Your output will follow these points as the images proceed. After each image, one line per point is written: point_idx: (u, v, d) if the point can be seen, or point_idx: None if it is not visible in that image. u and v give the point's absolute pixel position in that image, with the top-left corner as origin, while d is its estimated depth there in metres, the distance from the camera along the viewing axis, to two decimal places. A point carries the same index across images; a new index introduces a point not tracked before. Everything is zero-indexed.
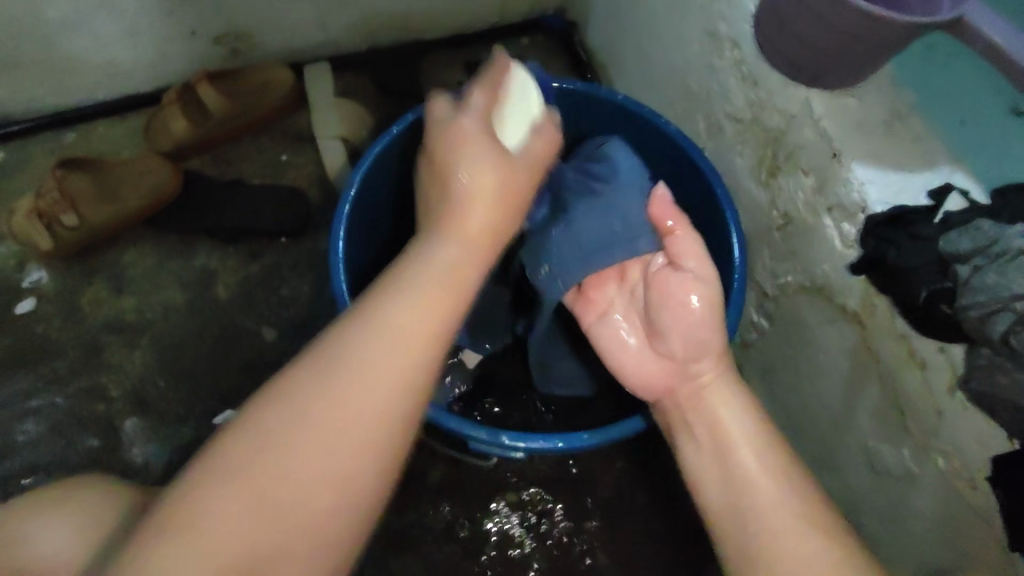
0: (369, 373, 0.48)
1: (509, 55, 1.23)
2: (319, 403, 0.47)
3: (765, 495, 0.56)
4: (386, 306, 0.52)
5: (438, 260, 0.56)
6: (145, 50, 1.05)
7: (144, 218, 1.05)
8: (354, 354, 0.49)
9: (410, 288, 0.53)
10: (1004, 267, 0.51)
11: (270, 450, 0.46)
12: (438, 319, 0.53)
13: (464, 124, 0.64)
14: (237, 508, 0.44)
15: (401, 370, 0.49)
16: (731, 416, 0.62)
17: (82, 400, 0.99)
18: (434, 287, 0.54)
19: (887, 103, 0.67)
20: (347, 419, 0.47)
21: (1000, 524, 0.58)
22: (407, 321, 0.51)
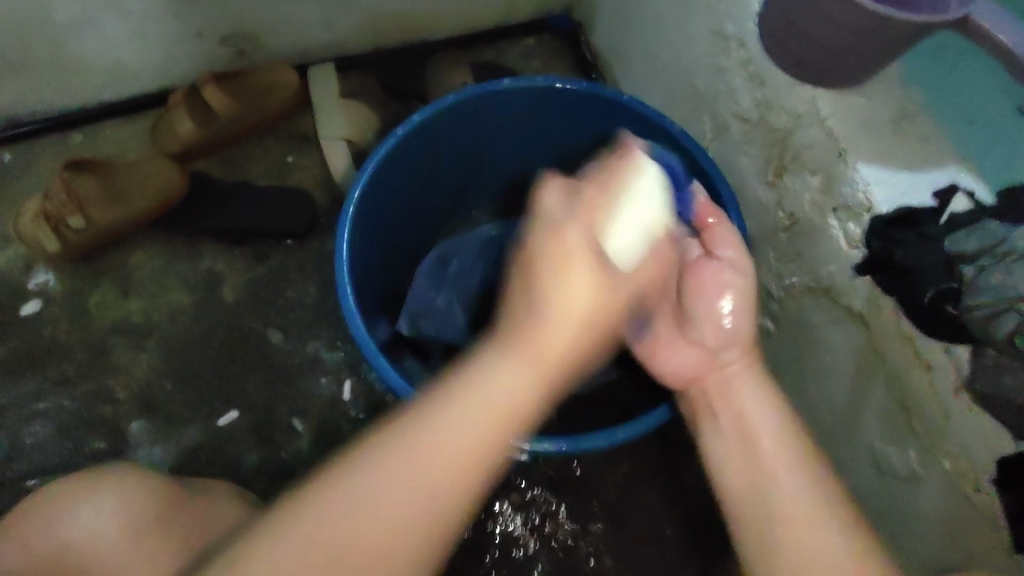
0: (468, 428, 0.50)
1: (514, 56, 1.23)
2: (431, 456, 0.49)
3: (790, 486, 0.57)
4: (499, 360, 0.51)
5: (547, 335, 0.52)
6: (152, 52, 1.06)
7: (151, 219, 1.06)
8: (452, 417, 0.50)
9: (500, 353, 0.52)
10: (1010, 267, 0.52)
11: (353, 492, 0.48)
12: (525, 390, 0.51)
13: (570, 229, 0.55)
14: (336, 529, 0.47)
15: (469, 449, 0.49)
16: (758, 405, 0.62)
17: (89, 400, 1.00)
18: (541, 352, 0.51)
19: (894, 103, 0.67)
20: (442, 476, 0.49)
21: (1007, 526, 0.58)
22: (500, 387, 0.50)
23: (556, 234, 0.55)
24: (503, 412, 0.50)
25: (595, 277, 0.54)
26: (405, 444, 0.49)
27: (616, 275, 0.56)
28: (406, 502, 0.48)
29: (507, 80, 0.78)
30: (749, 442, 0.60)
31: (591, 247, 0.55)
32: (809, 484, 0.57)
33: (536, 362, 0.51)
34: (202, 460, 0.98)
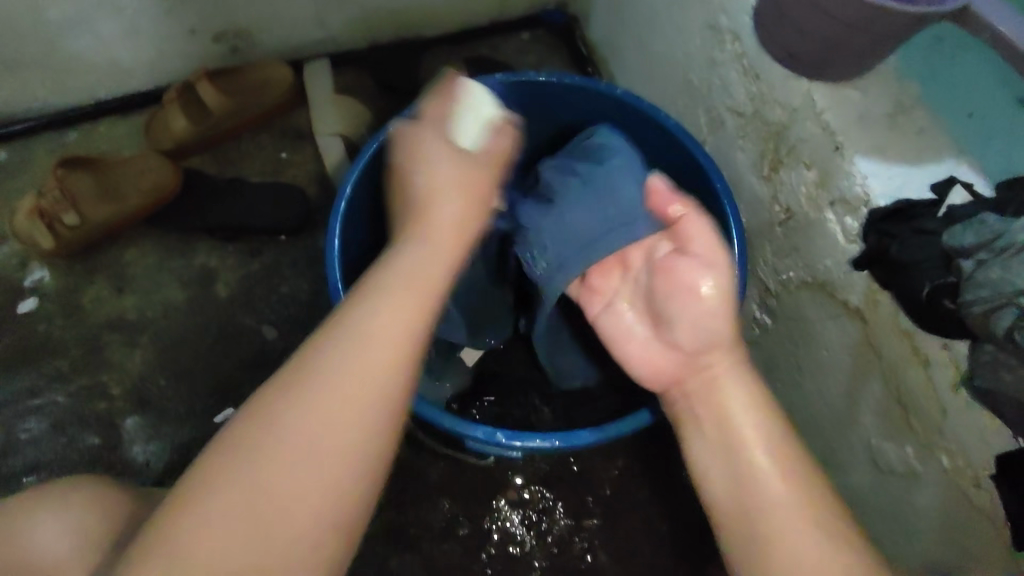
0: (400, 306, 0.52)
1: (509, 51, 1.22)
2: (379, 311, 0.51)
3: (776, 497, 0.53)
4: (411, 247, 0.56)
5: (441, 212, 0.59)
6: (145, 48, 1.05)
7: (145, 216, 1.06)
8: (370, 317, 0.51)
9: (375, 304, 0.51)
10: (1007, 261, 0.50)
11: (253, 463, 0.46)
12: (404, 337, 0.50)
13: (437, 153, 0.62)
14: (272, 460, 0.46)
15: (360, 406, 0.48)
16: (738, 406, 0.58)
17: (84, 398, 0.99)
18: (446, 229, 0.58)
19: (892, 96, 0.66)
20: (376, 341, 0.50)
21: (1005, 524, 0.57)
22: (410, 261, 0.55)
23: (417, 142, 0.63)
24: (452, 239, 0.58)
25: (454, 156, 0.62)
26: (343, 337, 0.50)
27: (476, 158, 0.62)
28: (326, 437, 0.47)
29: (501, 74, 0.78)
30: (732, 455, 0.56)
31: (452, 158, 0.62)
32: (787, 484, 0.54)
33: (435, 240, 0.57)
34: (196, 458, 0.98)
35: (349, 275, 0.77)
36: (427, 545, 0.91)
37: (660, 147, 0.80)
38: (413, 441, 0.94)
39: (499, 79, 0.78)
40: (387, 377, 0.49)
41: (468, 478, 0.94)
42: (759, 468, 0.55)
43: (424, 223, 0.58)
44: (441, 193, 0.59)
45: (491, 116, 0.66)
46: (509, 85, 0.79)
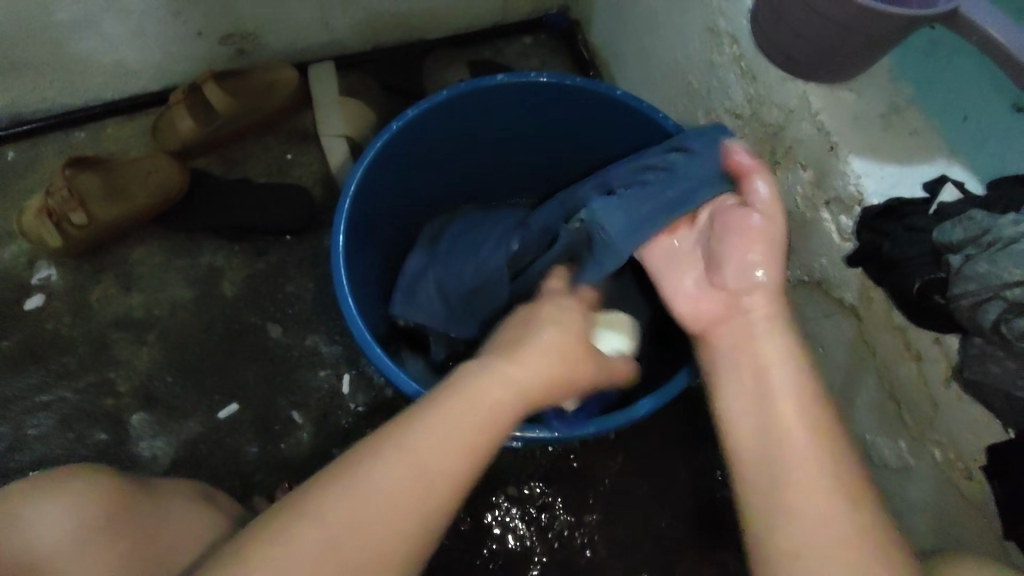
0: (452, 437, 0.54)
1: (511, 55, 1.24)
2: (423, 467, 0.53)
3: (803, 448, 0.53)
4: (485, 372, 0.58)
5: (528, 353, 0.60)
6: (152, 50, 1.07)
7: (153, 215, 1.07)
8: (407, 472, 0.53)
9: (482, 373, 0.58)
10: (995, 256, 0.51)
11: (351, 497, 0.51)
12: (503, 410, 0.57)
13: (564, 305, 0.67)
14: (310, 548, 0.50)
15: (452, 466, 0.54)
16: (777, 365, 0.57)
17: (91, 394, 1.01)
18: (533, 368, 0.59)
19: (886, 98, 0.67)
20: (415, 498, 0.52)
21: (994, 514, 0.58)
22: (489, 390, 0.57)
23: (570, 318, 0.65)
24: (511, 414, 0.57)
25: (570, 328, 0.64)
26: (390, 487, 0.52)
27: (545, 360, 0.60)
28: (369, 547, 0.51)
29: (501, 75, 0.79)
30: (763, 402, 0.56)
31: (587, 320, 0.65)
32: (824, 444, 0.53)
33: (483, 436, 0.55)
34: (202, 453, 0.99)
35: (354, 272, 0.79)
36: None
37: (658, 146, 0.81)
38: None
39: (501, 80, 0.79)
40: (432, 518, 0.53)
41: None
42: (787, 417, 0.55)
43: (484, 399, 0.56)
44: (513, 359, 0.59)
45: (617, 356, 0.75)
46: (510, 87, 0.80)
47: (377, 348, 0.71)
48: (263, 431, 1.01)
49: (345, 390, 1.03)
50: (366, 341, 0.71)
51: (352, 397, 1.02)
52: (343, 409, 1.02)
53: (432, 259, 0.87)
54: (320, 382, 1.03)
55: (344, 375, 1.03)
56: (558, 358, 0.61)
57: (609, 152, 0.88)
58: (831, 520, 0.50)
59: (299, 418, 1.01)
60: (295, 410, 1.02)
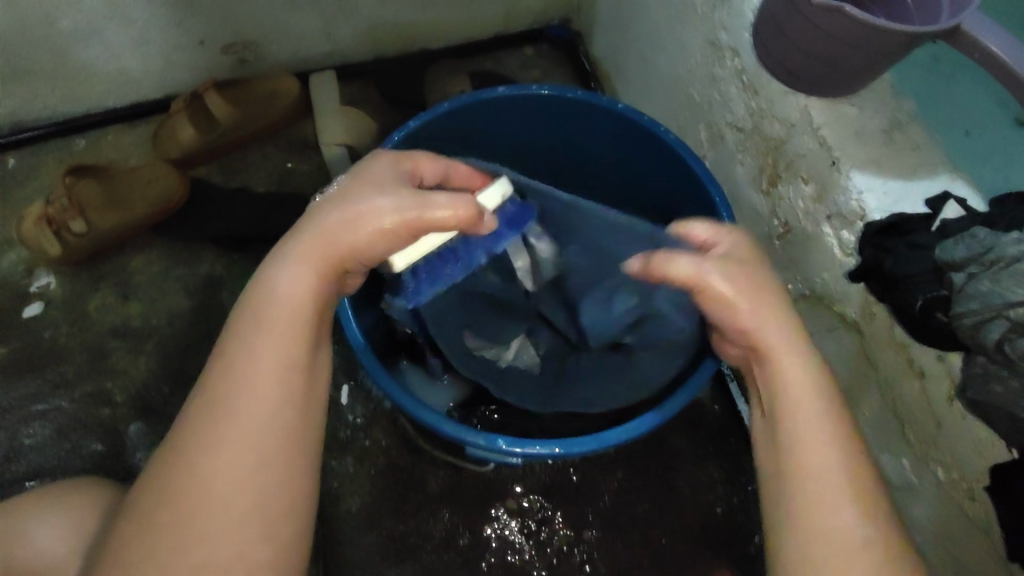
0: (271, 343, 0.51)
1: (513, 65, 1.24)
2: (267, 389, 0.51)
3: (811, 462, 0.53)
4: (283, 263, 0.54)
5: (320, 227, 0.54)
6: (154, 59, 1.07)
7: (151, 224, 1.07)
8: (247, 405, 0.50)
9: (282, 261, 0.54)
10: (997, 274, 0.51)
11: (206, 445, 0.49)
12: (309, 287, 0.54)
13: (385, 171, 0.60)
14: (195, 523, 0.47)
15: (282, 359, 0.52)
16: (793, 373, 0.55)
17: (87, 403, 1.00)
18: (319, 249, 0.54)
19: (888, 113, 0.67)
20: (261, 416, 0.50)
21: (998, 536, 0.57)
22: (286, 286, 0.53)
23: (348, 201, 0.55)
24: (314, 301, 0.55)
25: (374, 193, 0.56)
26: (236, 443, 0.49)
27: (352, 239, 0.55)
28: (243, 496, 0.48)
29: (502, 87, 0.78)
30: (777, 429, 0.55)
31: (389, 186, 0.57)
32: (833, 451, 0.53)
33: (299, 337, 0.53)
34: None
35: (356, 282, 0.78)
36: (426, 553, 0.91)
37: (658, 160, 0.81)
38: (414, 449, 0.96)
39: (503, 92, 0.78)
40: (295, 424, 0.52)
41: (468, 486, 0.94)
42: (800, 445, 0.54)
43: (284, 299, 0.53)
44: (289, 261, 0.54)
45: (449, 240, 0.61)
46: (511, 99, 0.80)
47: (377, 362, 0.71)
48: None
49: (343, 401, 0.97)
50: (364, 351, 0.71)
51: (349, 407, 0.97)
52: None
53: None
54: None
55: (341, 385, 0.98)
56: (329, 241, 0.54)
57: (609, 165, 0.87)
58: (836, 537, 0.50)
59: None
60: None
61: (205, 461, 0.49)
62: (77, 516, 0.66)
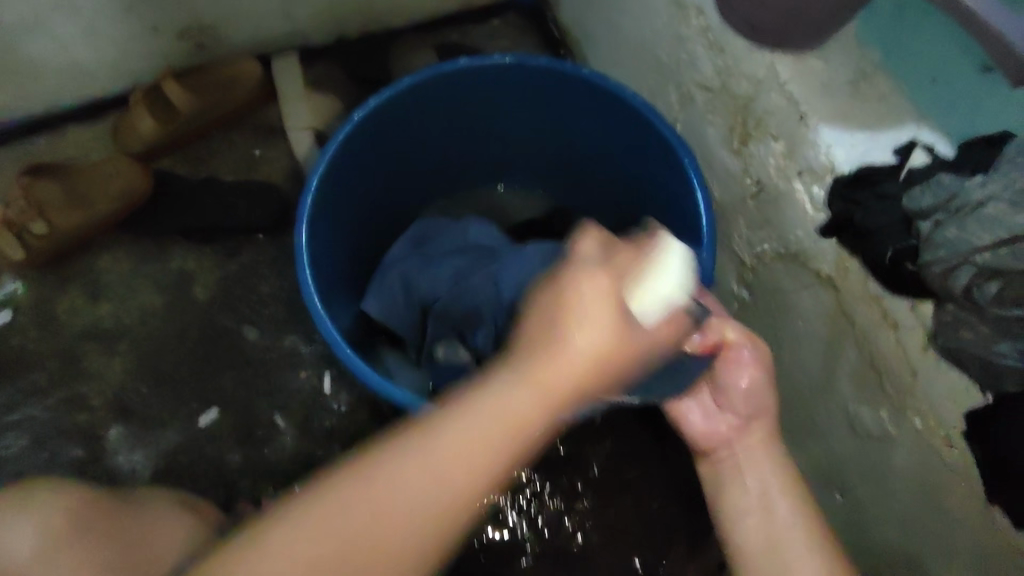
0: (464, 463, 0.48)
1: (480, 38, 1.21)
2: (493, 437, 0.47)
3: (791, 540, 0.61)
4: (511, 381, 0.48)
5: (567, 350, 0.48)
6: (108, 49, 1.03)
7: (118, 220, 1.05)
8: (471, 438, 0.47)
9: (521, 377, 0.48)
10: (963, 220, 0.50)
11: (359, 493, 0.48)
12: (537, 414, 0.48)
13: (589, 275, 0.49)
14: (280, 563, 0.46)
15: (470, 469, 0.48)
16: (767, 473, 0.66)
17: (63, 409, 0.99)
18: (559, 378, 0.47)
19: (853, 64, 0.66)
20: (410, 522, 0.47)
21: (978, 480, 0.58)
22: (516, 406, 0.47)
23: (581, 279, 0.49)
24: (599, 365, 0.48)
25: (603, 321, 0.48)
26: (372, 484, 0.48)
27: (639, 332, 0.49)
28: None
29: (463, 60, 0.75)
30: (761, 500, 0.65)
31: (618, 299, 0.49)
32: (809, 529, 0.62)
33: (547, 385, 0.47)
34: (181, 461, 0.98)
35: (326, 266, 0.77)
36: None
37: (627, 125, 0.78)
38: None
39: (463, 65, 0.76)
40: (479, 470, 0.48)
41: None
42: (779, 509, 0.64)
43: (555, 356, 0.48)
44: (575, 325, 0.48)
45: (659, 241, 0.56)
46: (473, 71, 0.77)
47: (340, 338, 0.69)
48: (244, 436, 0.99)
49: (326, 389, 1.01)
50: (328, 329, 0.69)
51: (333, 395, 1.01)
52: (323, 408, 1.00)
53: (414, 255, 0.84)
54: (300, 381, 1.01)
55: (324, 373, 1.02)
56: (547, 395, 0.47)
57: (580, 138, 0.86)
58: None
59: (281, 422, 1.00)
60: (276, 412, 1.00)
61: (330, 501, 0.48)
62: (44, 521, 0.66)
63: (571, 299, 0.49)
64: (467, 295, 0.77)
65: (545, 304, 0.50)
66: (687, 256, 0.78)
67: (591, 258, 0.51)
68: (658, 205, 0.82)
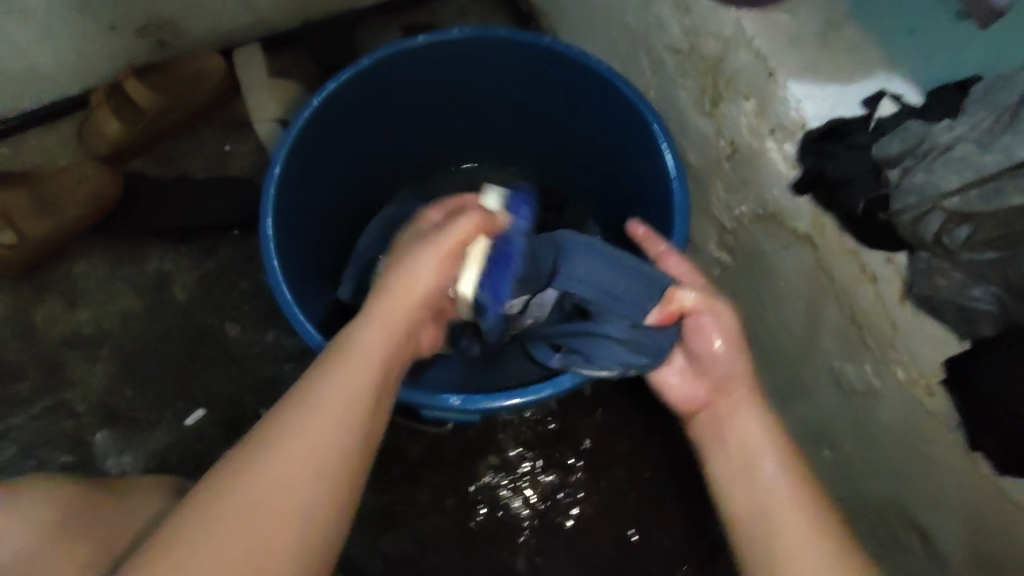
0: (332, 382, 0.52)
1: (448, 16, 1.17)
2: (369, 342, 0.55)
3: (779, 502, 0.59)
4: (366, 312, 0.57)
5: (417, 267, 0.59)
6: (65, 52, 0.99)
7: (90, 224, 1.02)
8: (356, 341, 0.55)
9: (372, 303, 0.57)
10: (932, 163, 0.52)
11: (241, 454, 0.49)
12: (383, 327, 0.56)
13: (421, 224, 0.66)
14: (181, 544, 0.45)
15: (338, 389, 0.52)
16: (750, 432, 0.64)
17: (50, 417, 0.98)
18: (402, 297, 0.57)
19: (821, 14, 0.64)
20: (299, 459, 0.49)
21: (959, 426, 0.58)
22: (373, 323, 0.56)
23: (417, 227, 0.66)
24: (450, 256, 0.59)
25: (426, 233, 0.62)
26: (269, 422, 0.51)
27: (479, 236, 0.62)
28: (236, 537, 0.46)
29: (423, 35, 0.74)
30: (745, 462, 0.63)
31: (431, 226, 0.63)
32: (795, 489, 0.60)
33: (407, 295, 0.57)
34: (173, 462, 0.98)
35: (292, 256, 0.75)
36: (414, 520, 0.92)
37: (595, 93, 0.76)
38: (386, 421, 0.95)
39: (424, 41, 0.74)
40: (348, 390, 0.52)
41: (447, 450, 0.95)
42: (764, 471, 0.62)
43: (398, 267, 0.59)
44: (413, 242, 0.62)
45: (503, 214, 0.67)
46: (434, 47, 0.75)
47: (314, 330, 0.68)
48: (233, 432, 0.99)
49: None
50: (301, 323, 0.68)
51: None
52: None
53: (391, 234, 0.84)
54: (286, 374, 1.01)
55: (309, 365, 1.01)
56: (399, 303, 0.57)
57: (552, 111, 0.84)
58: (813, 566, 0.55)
59: None
60: (264, 407, 1.00)
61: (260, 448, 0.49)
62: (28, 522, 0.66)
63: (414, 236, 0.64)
64: None
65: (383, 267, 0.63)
66: (659, 224, 0.77)
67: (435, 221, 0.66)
68: (633, 177, 0.81)
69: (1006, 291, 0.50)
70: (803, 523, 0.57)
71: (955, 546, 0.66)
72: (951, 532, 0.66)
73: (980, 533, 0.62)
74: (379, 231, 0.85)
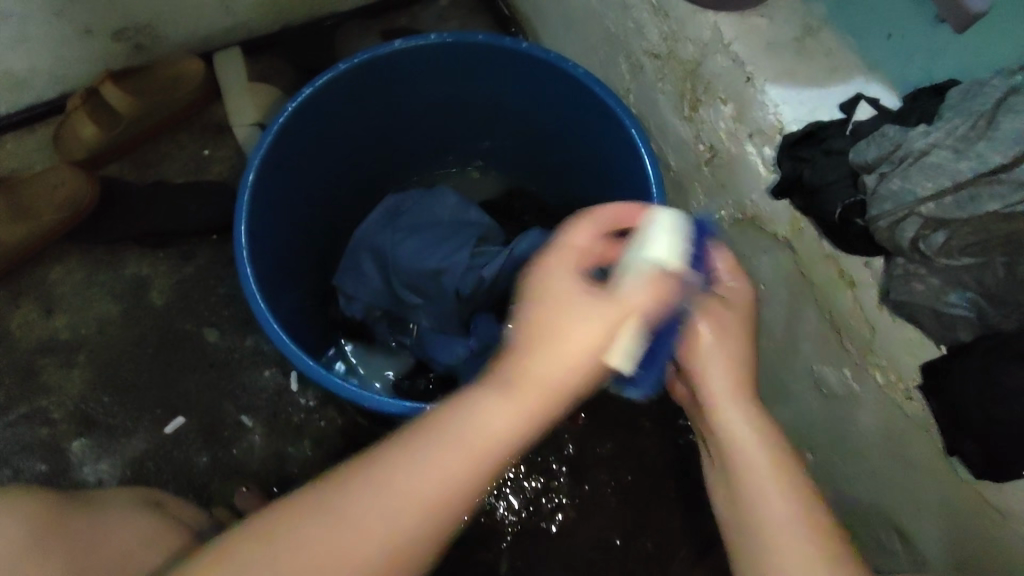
0: (441, 476, 0.43)
1: (429, 20, 1.16)
2: (456, 449, 0.43)
3: (773, 513, 0.49)
4: (496, 396, 0.44)
5: (557, 352, 0.45)
6: (40, 55, 0.97)
7: (66, 230, 1.00)
8: (459, 451, 0.43)
9: (506, 388, 0.44)
10: (907, 169, 0.51)
11: (331, 517, 0.42)
12: (514, 428, 0.44)
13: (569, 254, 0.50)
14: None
15: (446, 493, 0.43)
16: (738, 434, 0.52)
17: (24, 425, 0.96)
18: (541, 381, 0.45)
19: (797, 20, 0.64)
20: (379, 556, 0.42)
21: (937, 432, 0.58)
22: (499, 422, 0.44)
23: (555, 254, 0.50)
24: (583, 365, 0.45)
25: (595, 305, 0.46)
26: (369, 485, 0.43)
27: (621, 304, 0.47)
28: None
29: (400, 40, 0.73)
30: (736, 485, 0.52)
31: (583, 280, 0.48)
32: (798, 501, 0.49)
33: (529, 391, 0.44)
34: (151, 470, 0.96)
35: (266, 262, 0.74)
36: None
37: (575, 97, 0.76)
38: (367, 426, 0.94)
39: (401, 46, 0.73)
40: (448, 503, 0.43)
41: None
42: (763, 496, 0.50)
43: (552, 344, 0.45)
44: (578, 299, 0.46)
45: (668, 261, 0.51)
46: (412, 51, 0.74)
47: (288, 338, 0.67)
48: (212, 440, 0.97)
49: (293, 387, 0.99)
50: (275, 331, 0.67)
51: (301, 393, 0.99)
52: (293, 406, 0.99)
53: (390, 222, 0.83)
54: (265, 381, 0.99)
55: (289, 371, 1.00)
56: (521, 395, 0.44)
57: (532, 114, 0.83)
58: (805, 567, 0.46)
59: (249, 422, 0.98)
60: (244, 414, 0.98)
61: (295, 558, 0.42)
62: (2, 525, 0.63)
63: (551, 274, 0.48)
64: (424, 255, 0.79)
65: (557, 280, 0.48)
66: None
67: (579, 246, 0.51)
68: (613, 182, 0.80)
69: (982, 296, 0.50)
70: (811, 560, 0.47)
71: (934, 550, 0.66)
72: (930, 536, 0.66)
73: (958, 537, 0.62)
74: (384, 211, 0.85)
